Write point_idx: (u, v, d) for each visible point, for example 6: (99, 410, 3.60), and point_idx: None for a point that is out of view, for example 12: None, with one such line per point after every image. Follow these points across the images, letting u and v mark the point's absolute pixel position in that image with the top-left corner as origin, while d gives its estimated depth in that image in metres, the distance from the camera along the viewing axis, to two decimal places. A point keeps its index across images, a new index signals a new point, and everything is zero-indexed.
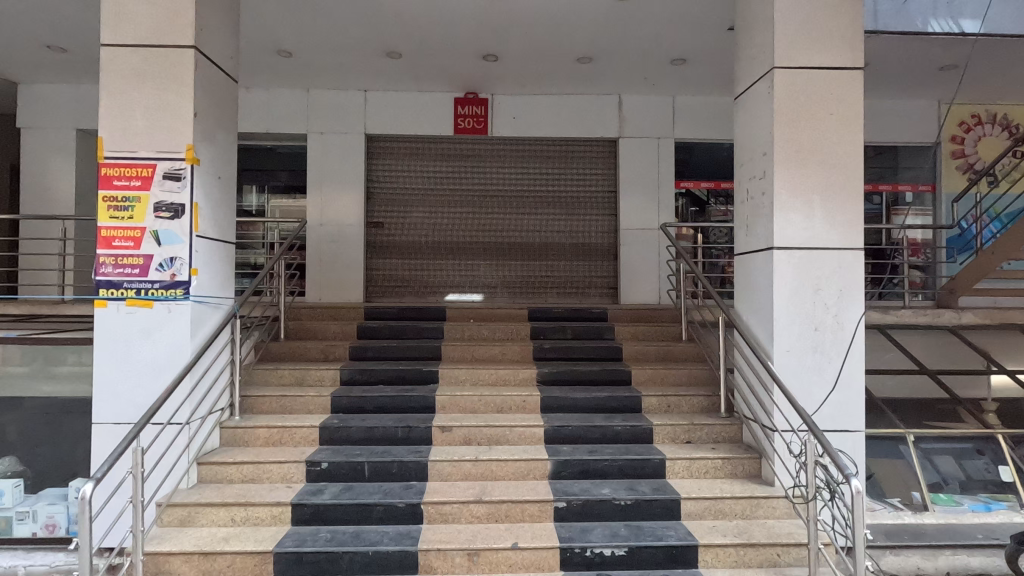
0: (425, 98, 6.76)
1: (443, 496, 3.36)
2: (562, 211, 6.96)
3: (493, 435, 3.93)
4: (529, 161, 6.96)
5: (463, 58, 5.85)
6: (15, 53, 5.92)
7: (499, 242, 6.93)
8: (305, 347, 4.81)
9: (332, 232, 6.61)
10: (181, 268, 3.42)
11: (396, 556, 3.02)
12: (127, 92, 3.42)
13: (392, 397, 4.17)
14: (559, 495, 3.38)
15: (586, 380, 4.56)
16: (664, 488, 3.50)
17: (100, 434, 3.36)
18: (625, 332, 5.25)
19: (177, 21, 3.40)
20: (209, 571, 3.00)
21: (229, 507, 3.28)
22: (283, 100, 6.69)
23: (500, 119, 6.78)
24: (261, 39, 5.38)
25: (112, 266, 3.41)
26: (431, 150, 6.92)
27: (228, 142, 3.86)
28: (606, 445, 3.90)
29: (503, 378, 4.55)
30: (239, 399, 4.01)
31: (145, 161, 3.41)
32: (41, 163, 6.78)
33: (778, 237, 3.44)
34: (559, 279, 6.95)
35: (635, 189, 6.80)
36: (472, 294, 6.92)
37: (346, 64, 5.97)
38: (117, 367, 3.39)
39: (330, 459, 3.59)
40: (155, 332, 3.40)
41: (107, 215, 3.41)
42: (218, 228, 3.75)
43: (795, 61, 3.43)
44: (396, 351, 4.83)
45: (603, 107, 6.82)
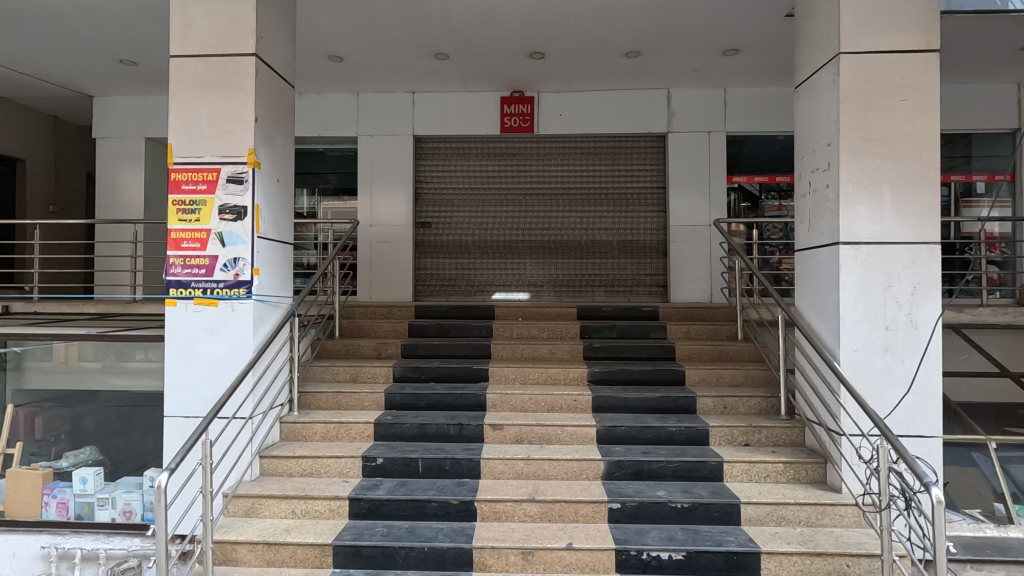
0: (472, 97, 6.80)
1: (497, 494, 3.37)
2: (609, 209, 6.86)
3: (544, 434, 3.90)
4: (575, 159, 6.91)
5: (509, 57, 5.85)
6: (90, 68, 6.31)
7: (545, 240, 6.90)
8: (359, 345, 4.93)
9: (382, 232, 6.75)
10: (244, 268, 3.54)
11: (452, 553, 3.04)
12: (194, 100, 3.58)
13: (444, 394, 4.21)
14: (614, 496, 3.33)
15: (637, 379, 4.48)
16: (722, 491, 3.40)
17: (172, 427, 3.55)
18: (678, 331, 5.14)
19: (238, 30, 3.53)
20: (272, 561, 3.11)
21: (290, 500, 3.38)
22: (334, 104, 6.87)
23: (547, 117, 6.75)
24: (314, 46, 5.54)
25: (181, 266, 3.58)
26: (477, 149, 6.96)
27: (287, 147, 3.99)
28: (661, 446, 3.82)
29: (553, 377, 4.52)
30: (297, 395, 4.13)
31: (210, 165, 3.56)
32: (113, 170, 7.20)
33: (844, 232, 3.28)
34: (607, 278, 6.87)
35: (686, 185, 6.63)
36: (519, 293, 6.91)
37: (395, 66, 6.08)
38: (186, 364, 3.56)
39: (385, 455, 3.66)
40: (220, 330, 3.55)
41: (176, 217, 3.58)
42: (278, 229, 3.87)
43: (862, 46, 3.25)
44: (446, 349, 4.89)
45: (651, 102, 6.68)
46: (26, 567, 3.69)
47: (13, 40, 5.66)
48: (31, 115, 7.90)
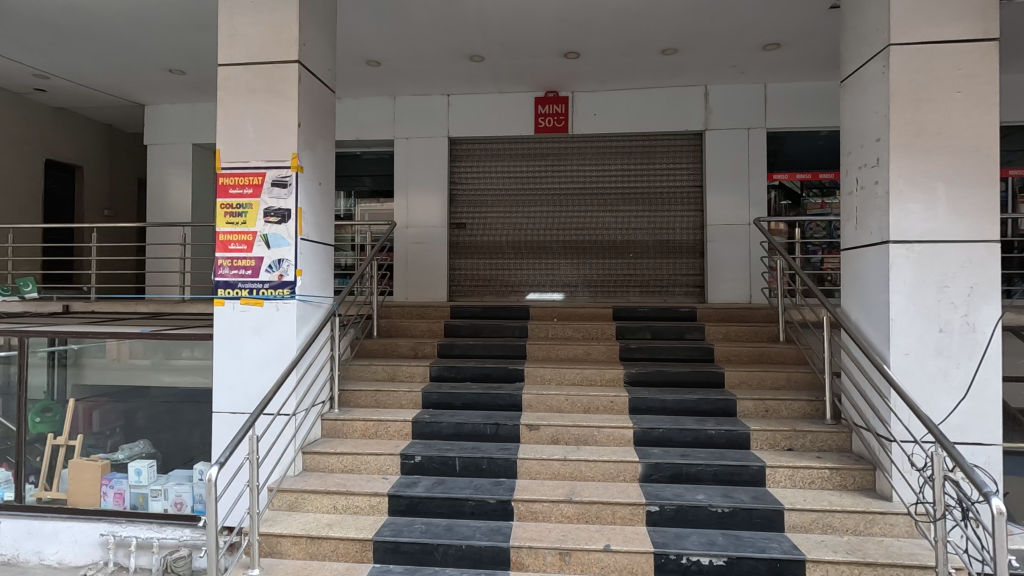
0: (506, 99, 6.83)
1: (534, 494, 3.38)
2: (645, 208, 6.79)
3: (580, 435, 3.89)
4: (610, 159, 6.85)
5: (544, 57, 5.85)
6: (142, 78, 6.61)
7: (579, 241, 6.87)
8: (396, 344, 5.02)
9: (417, 234, 6.84)
10: (288, 268, 3.65)
11: (489, 551, 3.06)
12: (241, 106, 3.70)
13: (479, 394, 4.24)
14: (652, 499, 3.28)
15: (675, 380, 4.42)
16: (764, 496, 3.32)
17: (220, 423, 3.68)
18: (716, 333, 5.04)
19: (282, 38, 3.64)
20: (315, 554, 3.19)
21: (332, 496, 3.47)
22: (371, 107, 7.00)
23: (581, 116, 6.73)
24: (353, 51, 5.66)
25: (229, 267, 3.72)
26: (511, 150, 6.98)
27: (328, 151, 4.09)
28: (700, 449, 3.75)
29: (588, 378, 4.49)
30: (338, 393, 4.22)
31: (256, 170, 3.68)
32: (162, 175, 7.51)
33: (894, 230, 3.15)
34: (642, 278, 6.80)
35: (724, 183, 6.50)
36: (553, 294, 6.90)
37: (431, 69, 6.15)
38: (233, 362, 3.69)
39: (422, 453, 3.71)
40: (265, 329, 3.67)
41: (224, 220, 3.72)
42: (319, 231, 3.98)
43: (913, 37, 3.13)
44: (481, 349, 4.92)
45: (687, 99, 6.58)
46: (86, 553, 3.87)
47: (74, 54, 5.97)
48: (87, 124, 8.30)
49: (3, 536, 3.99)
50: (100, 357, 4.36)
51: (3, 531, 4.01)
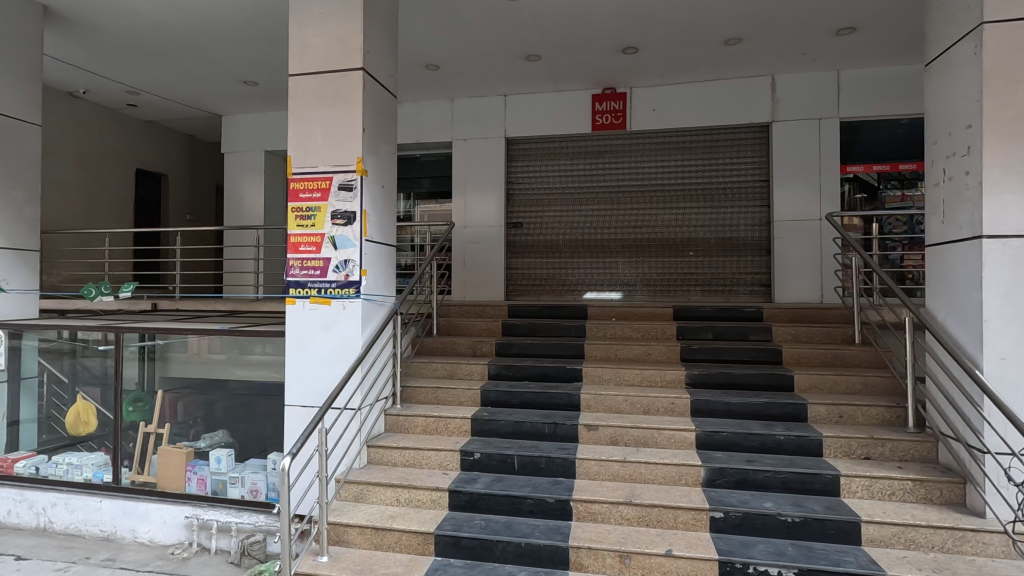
0: (563, 97, 6.80)
1: (593, 495, 3.35)
2: (707, 205, 6.59)
3: (640, 437, 3.83)
4: (670, 154, 6.69)
5: (601, 53, 5.78)
6: (220, 90, 7.04)
7: (638, 239, 6.75)
8: (455, 343, 5.10)
9: (475, 234, 6.93)
10: (353, 269, 3.79)
11: (548, 550, 3.06)
12: (310, 114, 3.88)
13: (537, 393, 4.24)
14: (716, 504, 3.18)
15: (740, 383, 4.26)
16: (839, 507, 3.14)
17: (292, 416, 3.88)
18: (785, 334, 4.82)
19: (348, 47, 3.78)
20: (380, 545, 3.30)
21: (396, 489, 3.58)
22: (430, 110, 7.15)
23: (640, 112, 6.60)
24: (413, 55, 5.80)
25: (299, 267, 3.91)
26: (568, 148, 6.95)
27: (390, 154, 4.21)
28: (767, 455, 3.61)
29: (648, 379, 4.41)
30: (399, 389, 4.35)
31: (324, 174, 3.84)
32: (237, 181, 7.97)
33: (987, 224, 2.91)
34: (704, 276, 6.60)
35: (792, 177, 6.21)
36: (611, 293, 6.80)
37: (489, 70, 6.20)
38: (303, 358, 3.88)
39: (481, 450, 3.76)
40: (333, 326, 3.83)
41: (296, 223, 3.92)
42: (382, 232, 4.11)
43: (1011, 14, 2.87)
44: (539, 348, 4.92)
45: (752, 91, 6.32)
46: (173, 533, 4.18)
47: (160, 70, 6.45)
48: (171, 136, 8.93)
49: (102, 514, 4.34)
50: (181, 352, 4.56)
51: (102, 510, 4.34)
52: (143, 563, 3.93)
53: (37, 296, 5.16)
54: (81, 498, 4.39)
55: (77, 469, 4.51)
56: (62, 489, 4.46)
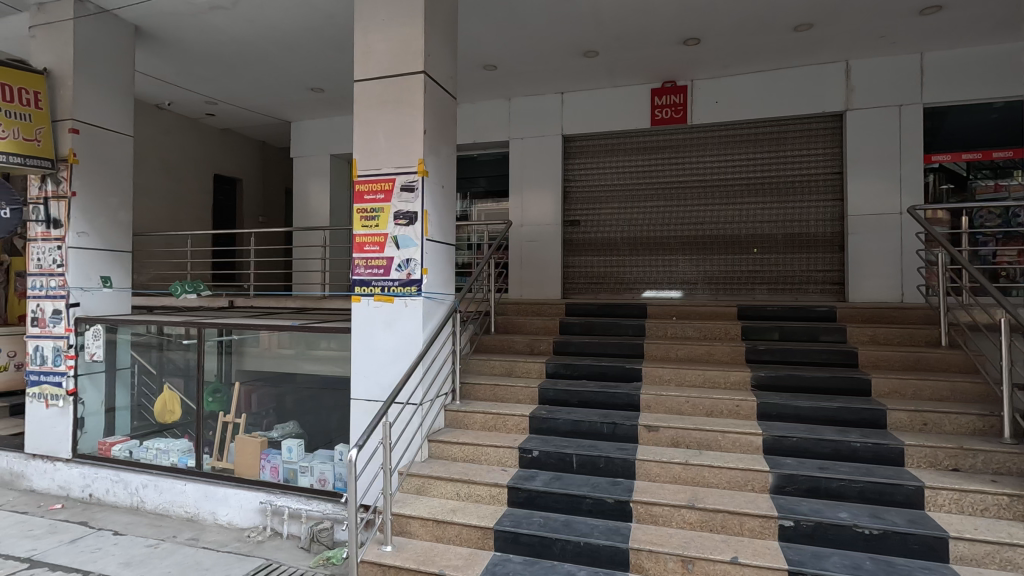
0: (621, 92, 6.70)
1: (654, 497, 3.28)
2: (774, 199, 6.32)
3: (703, 440, 3.72)
4: (735, 148, 6.44)
5: (661, 46, 5.64)
6: (289, 97, 7.39)
7: (700, 236, 6.55)
8: (513, 341, 5.13)
9: (531, 232, 6.94)
10: (415, 268, 3.89)
11: (608, 551, 3.04)
12: (374, 118, 4.00)
13: (596, 392, 4.21)
14: (785, 512, 3.05)
15: (811, 386, 4.05)
16: (923, 521, 2.94)
17: (358, 409, 4.03)
18: (861, 335, 4.55)
19: (410, 52, 3.88)
20: (441, 537, 3.38)
21: (456, 483, 3.64)
22: (488, 110, 7.22)
23: (702, 104, 6.41)
24: (471, 56, 5.87)
25: (364, 267, 4.05)
26: (626, 144, 6.83)
27: (450, 155, 4.29)
28: (842, 463, 3.42)
29: (711, 381, 4.28)
30: (459, 385, 4.43)
31: (387, 176, 3.96)
32: (305, 185, 8.34)
33: None
34: (770, 274, 6.33)
35: (869, 169, 5.86)
36: (671, 292, 6.64)
37: (546, 68, 6.19)
38: (367, 354, 4.02)
39: (540, 448, 3.77)
40: (395, 323, 3.94)
41: (361, 223, 4.06)
42: (443, 231, 4.19)
43: None
44: (597, 347, 4.87)
45: (824, 78, 6.00)
46: (250, 518, 4.44)
47: (236, 81, 6.85)
48: (245, 142, 9.45)
49: (186, 497, 4.66)
50: (254, 347, 4.83)
51: (187, 492, 4.66)
52: (223, 544, 4.20)
53: (130, 293, 5.61)
54: (169, 481, 4.73)
55: (165, 453, 4.88)
56: (152, 472, 4.82)
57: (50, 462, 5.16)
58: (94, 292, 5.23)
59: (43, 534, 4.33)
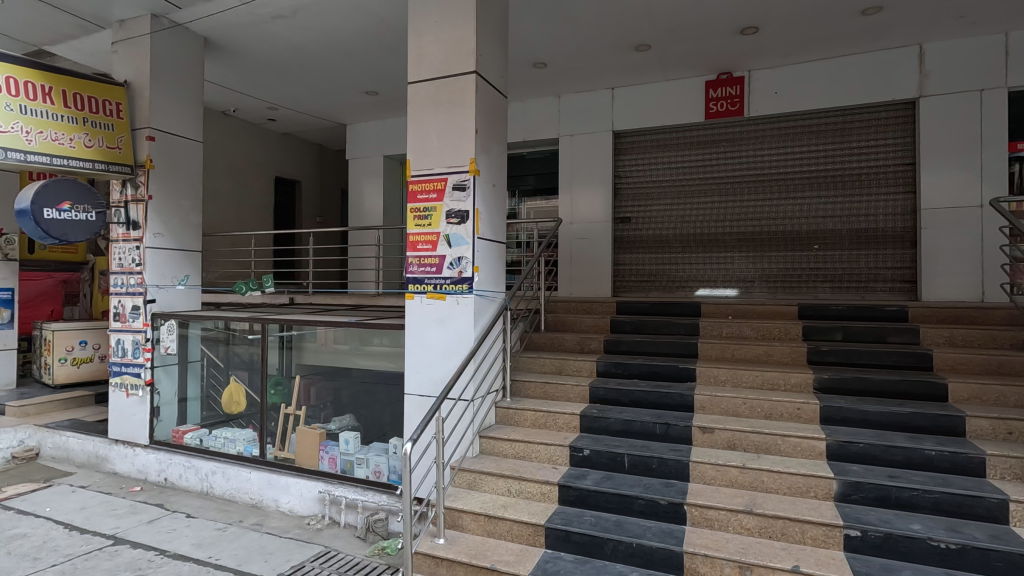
0: (674, 86, 6.54)
1: (709, 500, 3.20)
2: (837, 193, 6.03)
3: (761, 443, 3.59)
4: (795, 140, 6.18)
5: (717, 37, 5.48)
6: (346, 101, 7.63)
7: (757, 232, 6.33)
8: (563, 339, 5.12)
9: (581, 230, 6.89)
10: (466, 266, 3.94)
11: (661, 553, 2.98)
12: (426, 119, 4.08)
13: (648, 392, 4.14)
14: (851, 521, 2.91)
15: (880, 390, 3.84)
16: (1007, 536, 2.74)
17: (412, 404, 4.13)
18: (935, 337, 4.28)
19: (462, 52, 3.93)
20: (493, 532, 3.41)
21: (507, 479, 3.67)
22: (537, 108, 7.22)
23: (760, 96, 6.18)
24: (522, 54, 5.88)
25: (417, 265, 4.14)
26: (679, 139, 6.66)
27: (501, 154, 4.32)
28: (914, 472, 3.23)
29: (769, 382, 4.12)
30: (509, 383, 4.46)
31: (440, 176, 4.03)
32: (360, 185, 8.59)
33: None
34: (833, 272, 6.05)
35: (944, 159, 5.50)
36: (725, 290, 6.44)
37: (597, 64, 6.12)
38: (420, 350, 4.11)
39: (591, 447, 3.75)
40: (447, 320, 4.01)
41: (414, 223, 4.15)
42: (493, 229, 4.22)
43: None
44: (649, 346, 4.78)
45: (894, 64, 5.66)
46: (310, 506, 4.63)
47: (296, 86, 7.12)
48: (303, 145, 9.84)
49: (251, 484, 4.90)
50: (312, 342, 5.01)
51: (251, 479, 4.90)
52: (285, 530, 4.40)
53: (200, 290, 5.95)
54: (235, 469, 4.99)
55: (232, 442, 5.14)
56: (220, 460, 5.10)
57: (130, 447, 5.54)
58: (168, 289, 5.58)
59: (124, 514, 4.66)
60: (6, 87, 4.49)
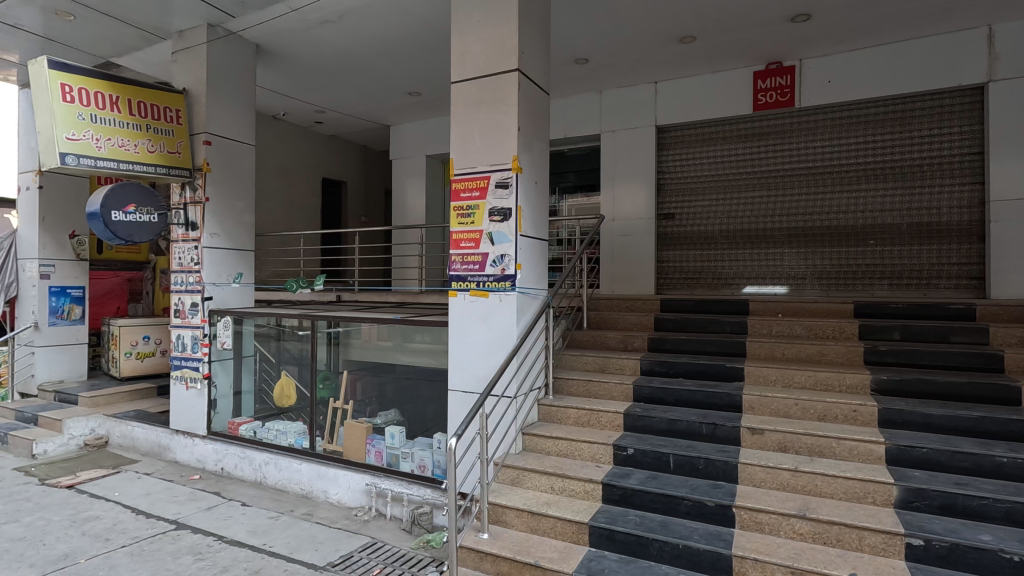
0: (720, 78, 6.38)
1: (759, 503, 3.11)
2: (897, 185, 5.74)
3: (814, 446, 3.46)
4: (850, 130, 5.92)
5: (766, 26, 5.30)
6: (389, 102, 7.78)
7: (809, 227, 6.10)
8: (606, 337, 5.08)
9: (623, 227, 6.81)
10: (509, 263, 3.96)
11: (709, 556, 2.92)
12: (469, 118, 4.11)
13: (694, 391, 4.05)
14: (913, 530, 2.77)
15: (944, 393, 3.64)
16: None
17: (456, 400, 4.18)
18: (1007, 337, 4.05)
19: (505, 50, 3.95)
20: (536, 529, 3.42)
21: (550, 477, 3.67)
22: (579, 104, 7.17)
23: (812, 85, 5.95)
24: (563, 50, 5.85)
25: (460, 263, 4.19)
26: (726, 132, 6.48)
27: (543, 151, 4.31)
28: (983, 480, 3.05)
29: (823, 383, 3.97)
30: (552, 380, 4.45)
31: (482, 174, 4.06)
32: (403, 185, 8.75)
33: None
34: (891, 268, 5.77)
35: (1016, 147, 5.16)
36: (775, 287, 6.24)
37: (640, 58, 6.02)
38: (463, 346, 4.15)
39: (635, 446, 3.70)
40: (490, 317, 4.04)
41: (457, 221, 4.20)
42: (536, 226, 4.22)
43: None
44: (695, 345, 4.68)
45: (960, 47, 5.34)
46: (357, 498, 4.75)
47: (342, 89, 7.31)
48: (349, 147, 10.09)
49: (301, 475, 5.08)
50: (357, 339, 5.17)
51: (302, 471, 5.08)
52: (334, 520, 4.54)
53: (253, 288, 6.20)
54: (287, 460, 5.18)
55: (283, 434, 5.34)
56: (273, 451, 5.31)
57: (190, 437, 5.83)
58: (224, 287, 5.83)
59: (185, 500, 4.91)
60: (78, 98, 4.81)
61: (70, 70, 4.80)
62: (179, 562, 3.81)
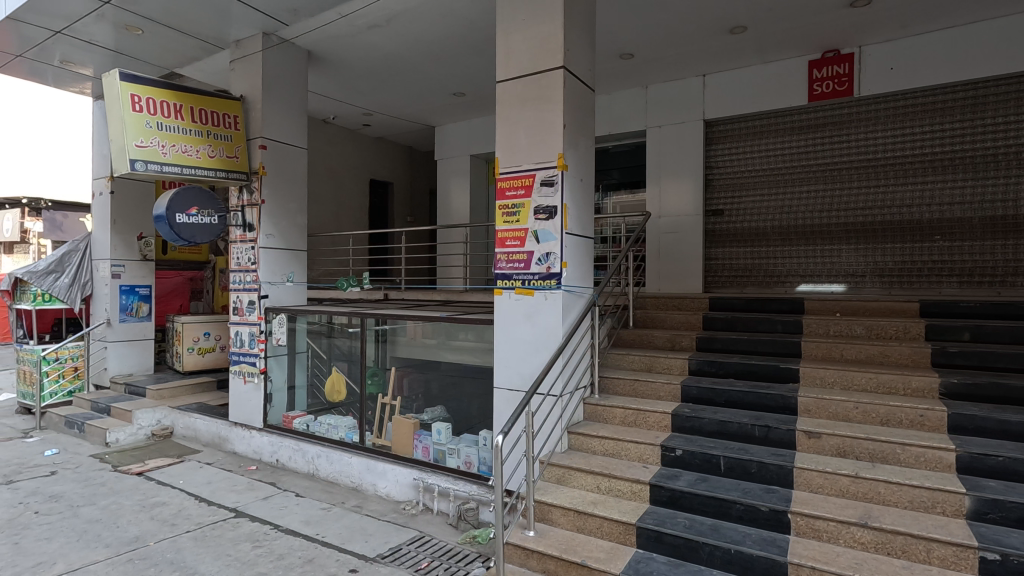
0: (772, 68, 6.15)
1: (816, 510, 2.99)
2: (966, 176, 5.40)
3: (877, 451, 3.30)
4: (914, 119, 5.60)
5: (822, 13, 5.08)
6: (435, 103, 7.89)
7: (869, 222, 5.81)
8: (652, 336, 5.00)
9: (670, 224, 6.68)
10: (554, 261, 3.95)
11: (762, 562, 2.83)
12: (515, 117, 4.12)
13: (745, 392, 3.93)
14: (988, 543, 2.60)
15: (1021, 398, 3.41)
16: None
17: (501, 397, 4.21)
18: None
19: (550, 48, 3.93)
20: (582, 528, 3.41)
21: (596, 476, 3.65)
22: (623, 100, 7.08)
23: (873, 73, 5.66)
24: (608, 46, 5.78)
25: (505, 261, 4.21)
26: (778, 124, 6.25)
27: (588, 147, 4.27)
28: None
29: (886, 386, 3.77)
30: (597, 379, 4.41)
31: (527, 172, 4.06)
32: (448, 185, 8.86)
33: None
34: (961, 265, 5.43)
35: None
36: (831, 285, 5.99)
37: (686, 51, 5.89)
38: (509, 344, 4.17)
39: (684, 447, 3.63)
40: (536, 315, 4.04)
41: (503, 219, 4.22)
42: (581, 224, 4.19)
43: None
44: (746, 344, 4.53)
45: None
46: (405, 492, 4.85)
47: (389, 91, 7.46)
48: (395, 148, 10.30)
49: (351, 468, 5.22)
50: (404, 336, 5.25)
51: (352, 464, 5.22)
52: (382, 513, 4.66)
53: (305, 286, 6.42)
54: (338, 453, 5.34)
55: (335, 428, 5.52)
56: (325, 444, 5.49)
57: (247, 430, 6.09)
58: (278, 286, 6.06)
59: (243, 489, 5.14)
60: (147, 107, 5.11)
61: (140, 81, 5.11)
62: (238, 548, 3.99)
